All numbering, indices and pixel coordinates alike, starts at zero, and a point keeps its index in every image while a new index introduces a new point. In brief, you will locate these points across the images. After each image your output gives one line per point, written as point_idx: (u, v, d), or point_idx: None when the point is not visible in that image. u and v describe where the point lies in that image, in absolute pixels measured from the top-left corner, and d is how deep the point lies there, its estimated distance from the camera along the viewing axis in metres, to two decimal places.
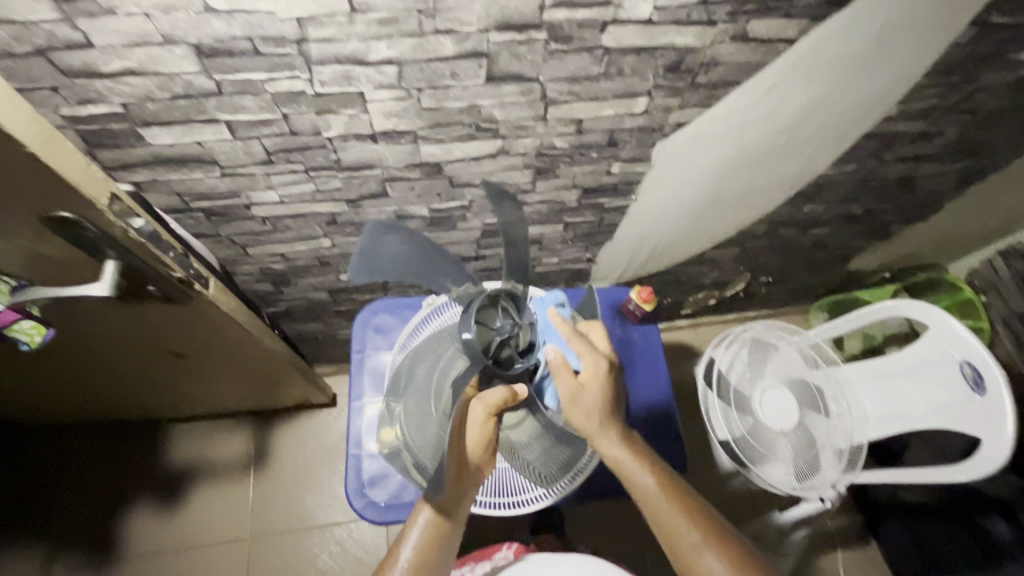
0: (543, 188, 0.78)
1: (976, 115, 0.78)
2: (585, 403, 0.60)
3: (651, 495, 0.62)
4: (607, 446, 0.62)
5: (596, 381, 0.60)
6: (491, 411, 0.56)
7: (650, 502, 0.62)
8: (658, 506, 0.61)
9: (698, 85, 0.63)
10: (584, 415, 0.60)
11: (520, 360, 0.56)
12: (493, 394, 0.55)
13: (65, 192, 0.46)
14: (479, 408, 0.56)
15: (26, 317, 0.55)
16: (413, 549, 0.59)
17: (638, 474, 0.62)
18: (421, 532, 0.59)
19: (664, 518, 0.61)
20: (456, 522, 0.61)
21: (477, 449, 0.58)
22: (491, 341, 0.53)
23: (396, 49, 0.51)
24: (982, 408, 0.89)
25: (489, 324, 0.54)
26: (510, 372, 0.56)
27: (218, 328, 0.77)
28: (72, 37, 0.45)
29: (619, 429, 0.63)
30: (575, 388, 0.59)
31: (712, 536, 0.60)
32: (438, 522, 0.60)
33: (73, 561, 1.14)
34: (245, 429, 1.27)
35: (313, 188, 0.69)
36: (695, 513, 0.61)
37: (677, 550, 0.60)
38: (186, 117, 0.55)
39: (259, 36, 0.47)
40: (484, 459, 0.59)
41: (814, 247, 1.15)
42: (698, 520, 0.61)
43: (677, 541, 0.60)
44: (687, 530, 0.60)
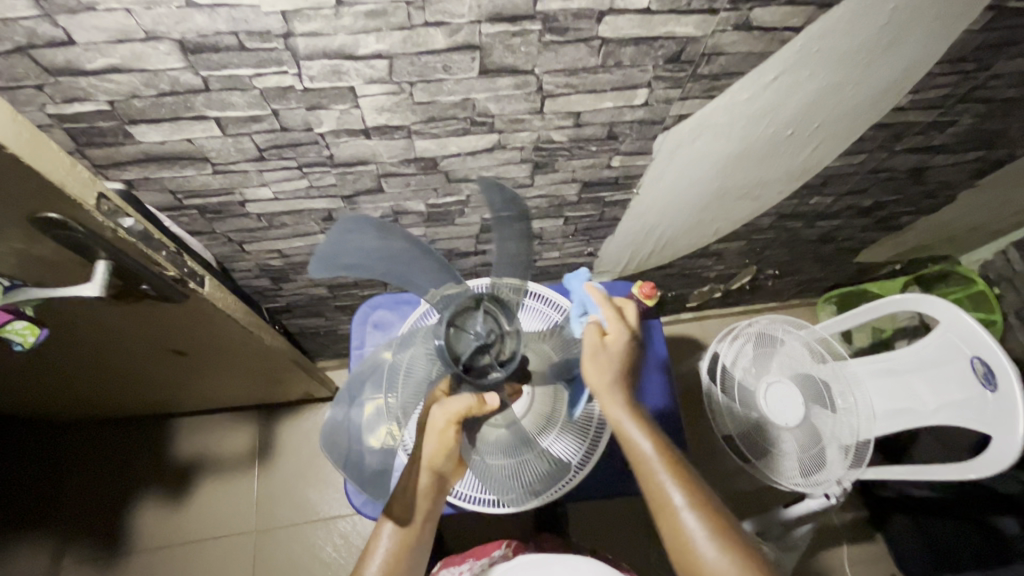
0: (542, 182, 0.77)
1: (990, 103, 0.75)
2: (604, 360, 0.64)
3: (643, 458, 0.60)
4: (610, 406, 0.62)
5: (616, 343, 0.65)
6: (453, 419, 0.56)
7: (642, 465, 0.59)
8: (650, 470, 0.59)
9: (699, 76, 0.61)
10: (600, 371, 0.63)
11: (497, 367, 0.57)
12: (455, 402, 0.56)
13: (49, 193, 0.45)
14: (440, 416, 0.56)
15: (20, 319, 0.55)
16: (381, 560, 0.59)
17: (636, 436, 0.61)
18: (388, 542, 0.60)
19: (652, 482, 0.58)
20: (422, 530, 0.61)
21: (442, 457, 0.59)
22: (467, 347, 0.55)
23: (385, 42, 0.49)
24: (992, 405, 0.87)
25: (465, 330, 0.56)
26: (482, 379, 0.56)
27: (216, 326, 0.77)
28: (53, 34, 0.44)
29: (626, 392, 0.63)
30: (597, 345, 0.64)
31: (700, 503, 0.57)
32: (404, 530, 0.60)
33: (82, 553, 1.15)
34: (249, 422, 1.28)
35: (307, 184, 0.68)
36: (687, 480, 0.58)
37: (661, 513, 0.57)
38: (175, 114, 0.54)
39: (244, 31, 0.46)
40: (448, 466, 0.61)
41: (821, 239, 1.12)
42: (689, 487, 0.58)
43: (661, 504, 0.57)
44: (674, 494, 0.57)
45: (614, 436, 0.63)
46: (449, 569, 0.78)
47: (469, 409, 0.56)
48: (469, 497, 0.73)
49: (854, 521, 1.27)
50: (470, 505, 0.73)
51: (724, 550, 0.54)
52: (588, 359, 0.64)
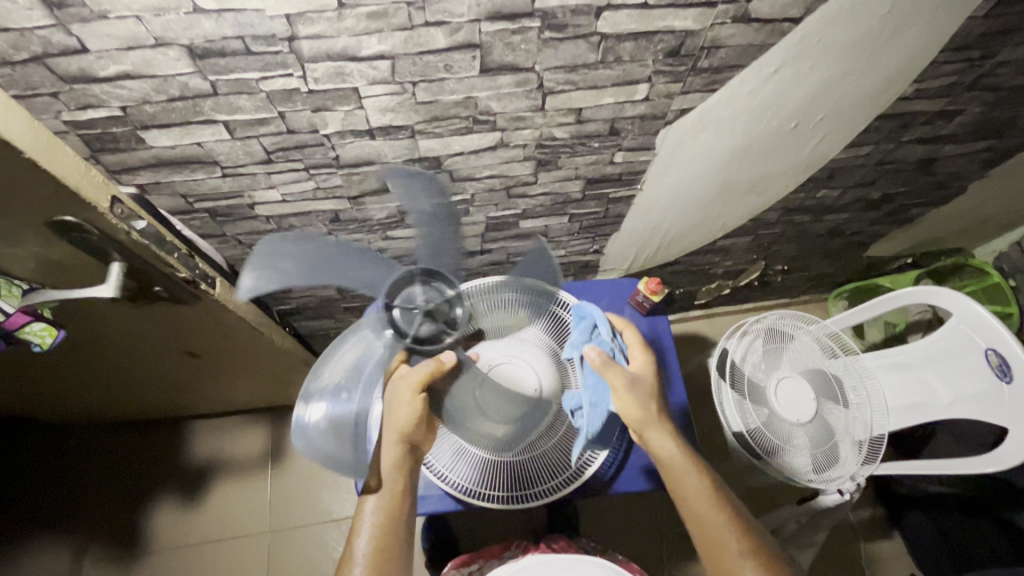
0: (546, 180, 0.77)
1: (998, 91, 0.74)
2: (645, 392, 0.67)
3: (698, 499, 0.63)
4: (661, 446, 0.66)
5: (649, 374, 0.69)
6: (415, 388, 0.65)
7: (698, 506, 0.63)
8: (701, 508, 0.63)
9: (700, 70, 0.61)
10: (642, 403, 0.66)
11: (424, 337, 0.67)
12: (415, 372, 0.65)
13: (65, 198, 0.47)
14: (405, 388, 0.66)
15: (37, 321, 0.57)
16: (367, 530, 0.64)
17: (689, 477, 0.64)
18: (372, 519, 0.64)
19: (710, 522, 0.62)
20: (402, 504, 0.66)
21: (409, 427, 0.67)
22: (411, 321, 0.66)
23: (387, 43, 0.50)
24: (1009, 398, 0.86)
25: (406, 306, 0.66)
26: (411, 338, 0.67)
27: (228, 327, 0.78)
28: (67, 42, 0.46)
29: (674, 432, 0.67)
30: (633, 381, 0.67)
31: (757, 549, 0.60)
32: (386, 505, 0.65)
33: (101, 554, 1.17)
34: (262, 424, 1.30)
35: (315, 186, 0.69)
36: (741, 524, 0.62)
37: (716, 556, 0.60)
38: (185, 119, 0.55)
39: (250, 35, 0.47)
40: (419, 437, 0.68)
41: (830, 233, 1.12)
42: (744, 534, 0.61)
43: (716, 545, 0.60)
44: (733, 539, 0.60)
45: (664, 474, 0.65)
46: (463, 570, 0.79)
47: (428, 375, 0.65)
48: (480, 494, 0.73)
49: (870, 519, 1.26)
50: (482, 502, 0.73)
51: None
52: (626, 396, 0.66)
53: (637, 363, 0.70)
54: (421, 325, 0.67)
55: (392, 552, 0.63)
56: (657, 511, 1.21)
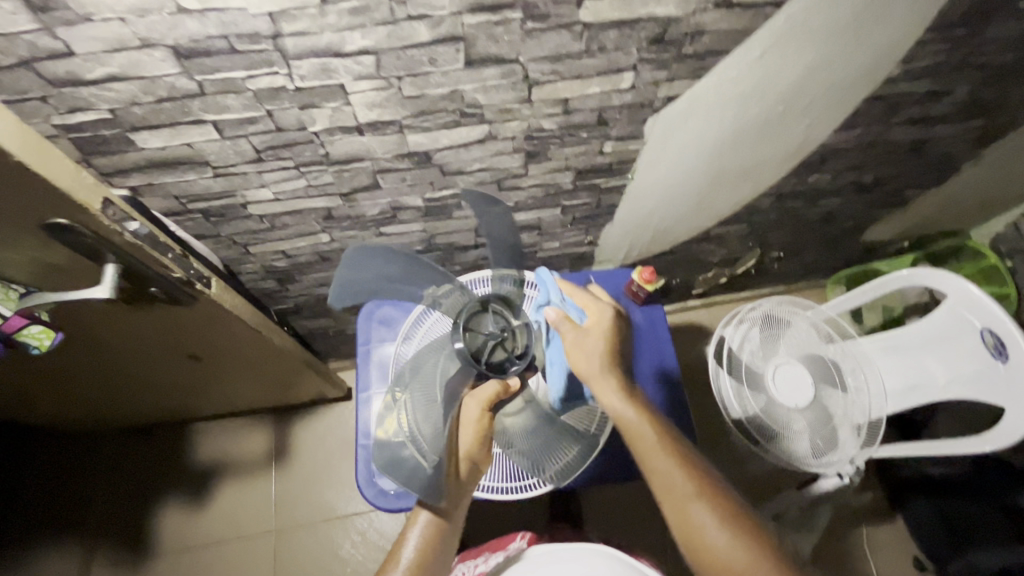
0: (536, 172, 0.77)
1: (986, 69, 0.74)
2: (591, 345, 0.62)
3: (647, 444, 0.59)
4: (608, 394, 0.61)
5: (601, 327, 0.63)
6: (484, 406, 0.58)
7: (646, 452, 0.59)
8: (650, 455, 0.59)
9: (685, 57, 0.61)
10: (588, 357, 0.61)
11: (516, 362, 0.59)
12: (483, 389, 0.58)
13: (58, 201, 0.47)
14: (472, 405, 0.58)
15: (35, 323, 0.59)
16: (415, 547, 0.60)
17: (637, 423, 0.60)
18: (422, 530, 0.60)
19: (658, 468, 0.59)
20: (454, 521, 0.62)
21: (476, 446, 0.60)
22: (484, 347, 0.57)
23: (371, 38, 0.51)
24: (1005, 376, 0.86)
25: (480, 332, 0.58)
26: (506, 372, 0.58)
27: (226, 327, 0.79)
28: (53, 46, 0.46)
29: (619, 379, 0.62)
30: (579, 335, 0.62)
31: (707, 489, 0.58)
32: (437, 522, 0.61)
33: (110, 555, 1.19)
34: (265, 424, 1.31)
35: (306, 183, 0.70)
36: (691, 467, 0.59)
37: (670, 501, 0.58)
38: (173, 119, 0.56)
39: (234, 33, 0.48)
40: (482, 456, 0.61)
41: (824, 218, 1.12)
42: (694, 476, 0.58)
43: (671, 493, 0.58)
44: (683, 484, 0.58)
45: (613, 423, 0.62)
46: (467, 562, 0.80)
47: (496, 395, 0.59)
48: (480, 485, 0.75)
49: (872, 502, 1.27)
50: (482, 494, 0.74)
51: (731, 534, 0.55)
52: (575, 349, 0.62)
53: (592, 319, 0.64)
54: (495, 352, 0.58)
55: (437, 563, 0.60)
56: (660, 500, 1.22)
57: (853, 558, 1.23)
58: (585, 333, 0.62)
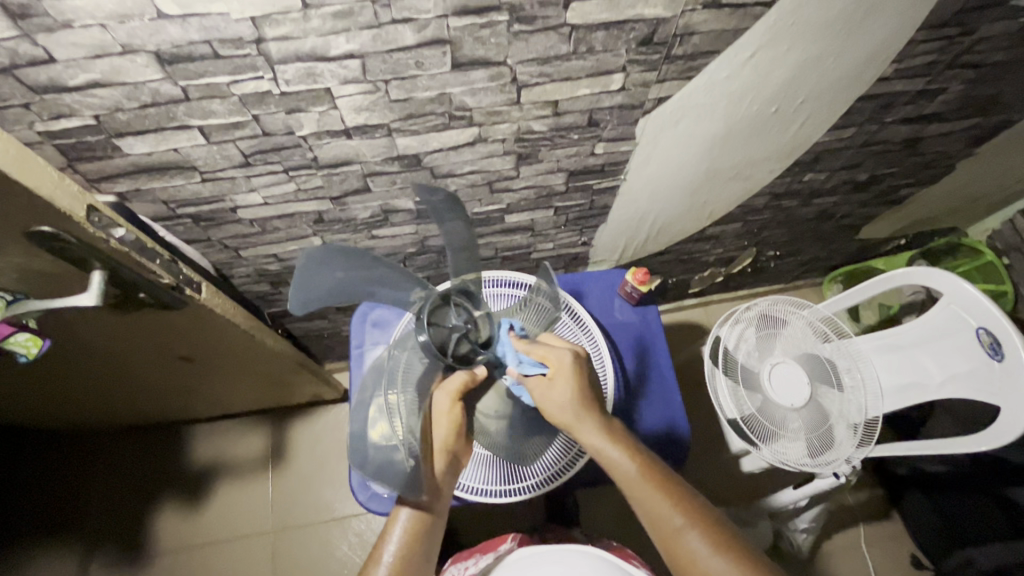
0: (527, 173, 0.77)
1: (980, 68, 0.74)
2: (558, 395, 0.62)
3: (631, 480, 0.60)
4: (587, 435, 0.62)
5: (562, 375, 0.62)
6: (454, 396, 0.62)
7: (632, 488, 0.60)
8: (637, 490, 0.59)
9: (674, 58, 0.61)
10: (560, 407, 0.62)
11: (480, 351, 0.65)
12: (452, 380, 0.62)
13: (40, 209, 0.47)
14: (443, 397, 0.61)
15: (22, 331, 0.57)
16: (397, 544, 0.59)
17: (618, 459, 0.60)
18: (404, 527, 0.60)
19: (646, 502, 0.59)
20: (437, 516, 0.62)
21: (452, 437, 0.62)
22: (450, 341, 0.63)
23: (356, 42, 0.50)
24: (1000, 375, 0.86)
25: (445, 326, 0.63)
26: (471, 362, 0.65)
27: (217, 330, 0.78)
28: (34, 53, 0.46)
29: (597, 417, 0.62)
30: (545, 388, 0.62)
31: (696, 517, 0.57)
32: (419, 517, 0.61)
33: (106, 558, 1.19)
34: (261, 426, 1.31)
35: (295, 187, 0.69)
36: (679, 496, 0.59)
37: (661, 534, 0.58)
38: (158, 125, 0.55)
39: (217, 38, 0.47)
40: (460, 447, 0.63)
41: (820, 217, 1.11)
42: (682, 504, 0.58)
43: (662, 526, 0.57)
44: (670, 513, 0.57)
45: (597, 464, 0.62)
46: (459, 564, 0.79)
47: (465, 384, 0.62)
48: (473, 488, 0.74)
49: (869, 500, 1.27)
50: (474, 497, 0.73)
51: (727, 559, 0.54)
52: (546, 403, 0.62)
53: (551, 372, 0.62)
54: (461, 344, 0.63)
55: (419, 562, 0.60)
56: None
57: (850, 556, 1.23)
58: (549, 386, 0.62)
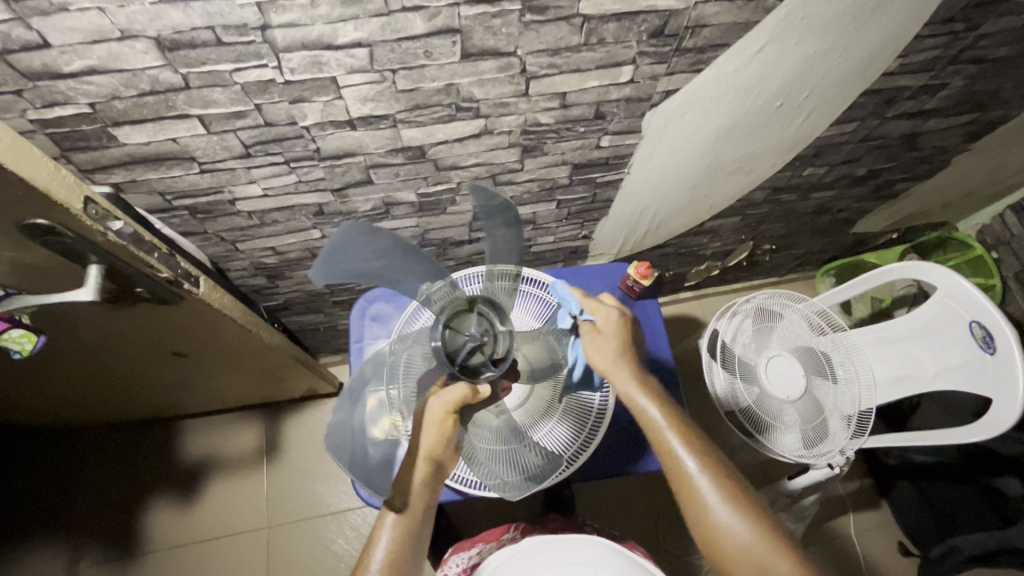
0: (532, 166, 0.76)
1: (982, 64, 0.75)
2: (604, 341, 0.67)
3: (655, 426, 0.62)
4: (620, 381, 0.64)
5: (610, 325, 0.67)
6: (449, 409, 0.58)
7: (656, 435, 0.61)
8: (660, 435, 0.61)
9: (684, 50, 0.60)
10: (601, 351, 0.66)
11: (491, 367, 0.60)
12: (450, 391, 0.58)
13: (36, 201, 0.45)
14: (436, 407, 0.58)
15: (16, 327, 0.56)
16: (385, 550, 0.59)
17: (646, 405, 0.62)
18: (390, 533, 0.59)
19: (666, 448, 0.60)
20: (422, 522, 0.61)
21: (440, 447, 0.60)
22: (462, 348, 0.59)
23: (364, 30, 0.49)
24: (992, 367, 0.87)
25: (461, 332, 0.60)
26: (478, 376, 0.60)
27: (214, 325, 0.77)
28: (28, 37, 0.44)
29: (632, 366, 0.65)
30: (594, 334, 0.67)
31: (713, 468, 0.59)
32: (405, 523, 0.60)
33: (97, 556, 1.17)
34: (256, 420, 1.29)
35: (296, 179, 0.68)
36: (699, 446, 0.60)
37: (678, 482, 0.59)
38: (157, 114, 0.54)
39: (220, 25, 0.46)
40: (447, 456, 0.62)
41: (816, 211, 1.12)
42: (702, 455, 0.59)
43: (679, 471, 0.59)
44: (687, 460, 0.59)
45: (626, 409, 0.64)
46: (460, 554, 0.79)
47: (464, 398, 0.58)
48: (474, 483, 0.72)
49: (860, 489, 1.29)
50: (476, 491, 0.71)
51: (738, 511, 0.56)
52: (590, 348, 0.67)
53: (601, 321, 0.68)
54: (473, 355, 0.59)
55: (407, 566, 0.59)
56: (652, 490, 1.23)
57: (843, 545, 1.25)
58: (600, 328, 0.68)
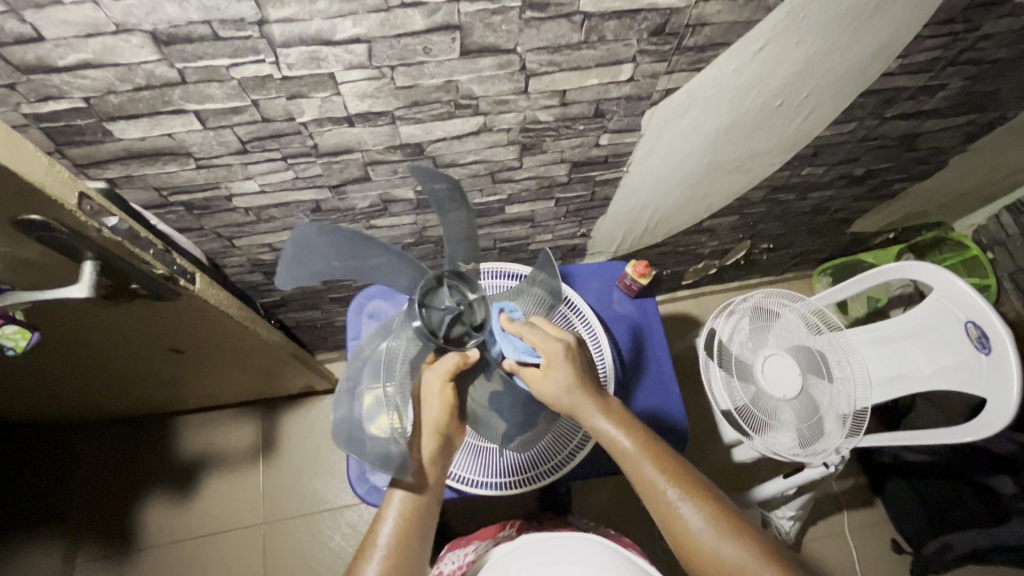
0: (530, 164, 0.76)
1: (981, 65, 0.75)
2: (552, 387, 0.61)
3: (628, 457, 0.60)
4: (585, 418, 0.62)
5: (555, 369, 0.60)
6: (447, 378, 0.61)
7: (630, 466, 0.60)
8: (635, 466, 0.60)
9: (685, 49, 0.60)
10: (553, 398, 0.61)
11: (474, 334, 0.62)
12: (443, 362, 0.60)
13: (29, 196, 0.45)
14: (435, 378, 0.60)
15: (10, 323, 0.55)
16: (393, 524, 0.58)
17: (616, 437, 0.61)
18: (399, 508, 0.59)
19: (643, 477, 0.59)
20: (430, 497, 0.61)
21: (445, 418, 0.62)
22: (443, 322, 0.60)
23: (363, 25, 0.48)
24: (987, 367, 0.87)
25: (437, 308, 0.60)
26: (463, 345, 0.62)
27: (210, 322, 0.76)
28: (21, 30, 0.43)
29: (596, 400, 0.62)
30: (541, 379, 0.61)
31: (693, 492, 0.58)
32: (415, 497, 0.60)
33: (92, 553, 1.16)
34: (252, 417, 1.29)
35: (293, 175, 0.67)
36: (676, 472, 0.59)
37: (658, 509, 0.59)
38: (153, 109, 0.53)
39: (217, 19, 0.45)
40: (451, 429, 0.63)
41: (814, 211, 1.12)
42: (682, 480, 0.59)
43: (660, 500, 0.58)
44: (666, 488, 0.58)
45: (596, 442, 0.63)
46: (455, 551, 0.79)
47: (457, 366, 0.61)
48: (472, 481, 0.72)
49: (855, 487, 1.30)
50: (474, 489, 0.72)
51: (724, 534, 0.56)
52: (542, 394, 0.62)
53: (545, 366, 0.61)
54: (454, 326, 0.61)
55: (417, 546, 0.58)
56: None
57: (836, 543, 1.26)
58: (542, 374, 0.61)
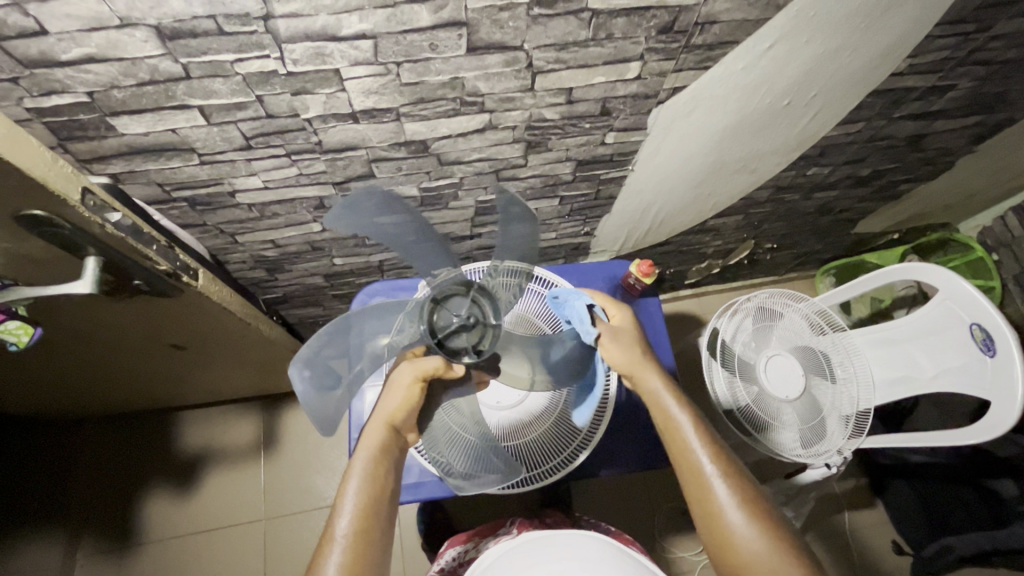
0: (535, 162, 0.75)
1: (990, 65, 0.74)
2: (625, 340, 0.68)
3: (676, 427, 0.62)
4: (647, 382, 0.65)
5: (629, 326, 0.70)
6: (421, 376, 0.61)
7: (674, 435, 0.62)
8: (682, 435, 0.61)
9: (693, 47, 0.59)
10: (623, 350, 0.67)
11: (472, 354, 0.63)
12: (425, 362, 0.62)
13: (32, 191, 0.44)
14: (409, 371, 0.61)
15: (12, 319, 0.54)
16: (351, 515, 0.56)
17: (671, 406, 0.63)
18: (356, 500, 0.57)
19: (686, 448, 0.60)
20: (389, 491, 0.59)
21: (403, 414, 0.62)
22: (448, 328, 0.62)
23: (369, 21, 0.48)
24: (992, 369, 0.87)
25: (450, 313, 0.62)
26: (456, 359, 0.63)
27: (212, 318, 0.76)
28: (24, 24, 0.43)
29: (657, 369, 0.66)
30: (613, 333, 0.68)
31: (732, 472, 0.58)
32: (372, 488, 0.58)
33: (94, 547, 1.17)
34: (254, 412, 1.29)
35: (297, 172, 0.67)
36: (720, 450, 0.60)
37: (693, 481, 0.59)
38: (156, 104, 0.53)
39: (222, 13, 0.45)
40: (406, 425, 0.63)
41: (819, 211, 1.12)
42: (723, 458, 0.59)
43: (697, 471, 0.58)
44: (705, 461, 0.59)
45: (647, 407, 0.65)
46: (453, 549, 0.79)
47: (437, 370, 0.62)
48: None
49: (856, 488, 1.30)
50: None
51: (751, 516, 0.55)
52: (610, 346, 0.67)
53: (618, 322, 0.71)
54: (458, 338, 0.62)
55: (377, 541, 0.56)
56: (650, 487, 1.24)
57: None
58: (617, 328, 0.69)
